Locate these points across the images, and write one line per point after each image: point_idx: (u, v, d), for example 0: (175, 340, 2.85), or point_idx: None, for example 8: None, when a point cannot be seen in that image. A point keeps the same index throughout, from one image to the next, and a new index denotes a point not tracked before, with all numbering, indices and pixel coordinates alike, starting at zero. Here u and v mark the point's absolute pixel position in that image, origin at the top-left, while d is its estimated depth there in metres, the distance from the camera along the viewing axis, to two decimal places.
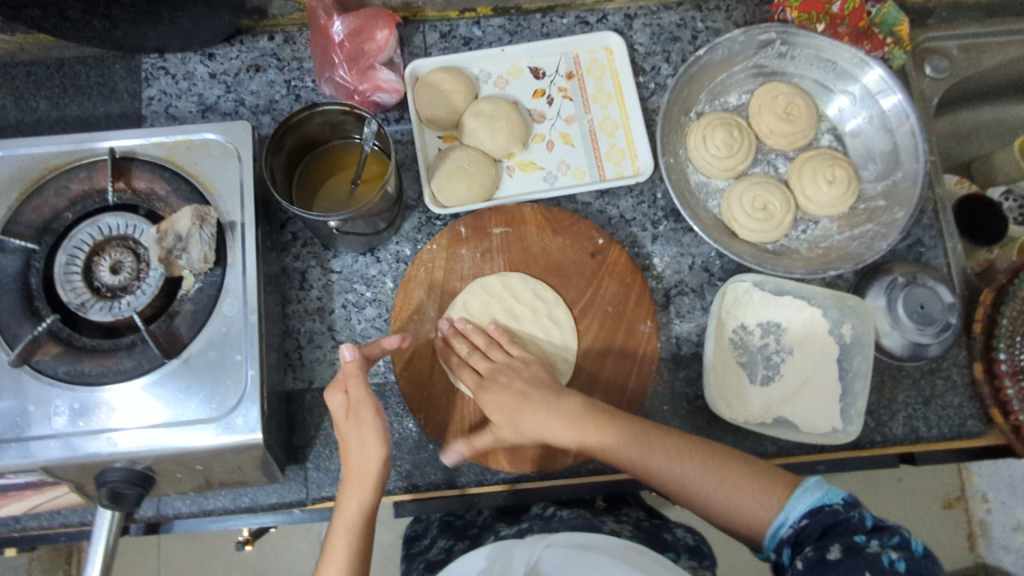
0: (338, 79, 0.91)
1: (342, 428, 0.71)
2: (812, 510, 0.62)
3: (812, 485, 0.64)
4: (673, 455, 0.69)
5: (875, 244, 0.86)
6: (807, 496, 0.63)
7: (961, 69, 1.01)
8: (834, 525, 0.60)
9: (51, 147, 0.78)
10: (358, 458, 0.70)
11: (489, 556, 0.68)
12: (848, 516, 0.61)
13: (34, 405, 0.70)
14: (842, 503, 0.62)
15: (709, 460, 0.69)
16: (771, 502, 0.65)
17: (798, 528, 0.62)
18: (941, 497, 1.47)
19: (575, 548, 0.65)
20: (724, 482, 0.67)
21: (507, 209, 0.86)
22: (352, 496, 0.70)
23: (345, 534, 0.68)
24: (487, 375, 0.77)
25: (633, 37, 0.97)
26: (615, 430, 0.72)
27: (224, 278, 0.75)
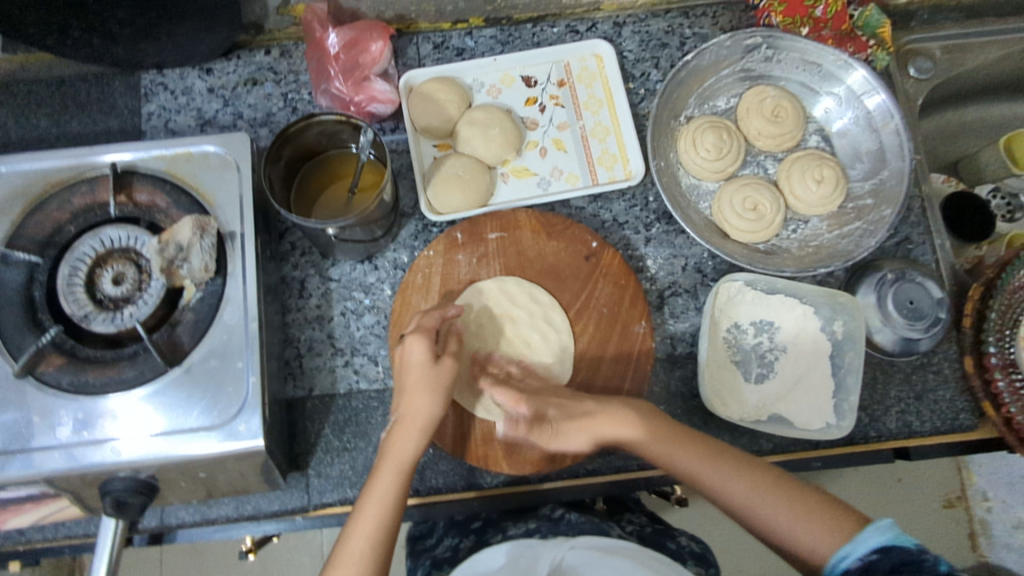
0: (334, 91, 0.93)
1: (414, 379, 0.73)
2: (883, 548, 0.60)
3: (885, 525, 0.62)
4: (737, 474, 0.70)
5: (863, 242, 0.88)
6: (882, 534, 0.61)
7: (944, 70, 1.03)
8: (904, 564, 0.58)
9: (54, 163, 0.80)
10: (423, 406, 0.72)
11: (509, 553, 0.72)
12: (921, 558, 0.58)
13: (38, 417, 0.71)
14: (915, 547, 0.59)
15: (780, 485, 0.69)
16: (840, 534, 0.64)
17: (866, 563, 0.60)
18: (941, 496, 1.48)
19: (598, 550, 0.68)
20: (793, 508, 0.67)
21: (502, 214, 0.88)
22: (407, 438, 0.72)
23: (393, 475, 0.69)
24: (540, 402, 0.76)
25: (622, 44, 0.99)
26: (688, 444, 0.72)
27: (224, 288, 0.77)
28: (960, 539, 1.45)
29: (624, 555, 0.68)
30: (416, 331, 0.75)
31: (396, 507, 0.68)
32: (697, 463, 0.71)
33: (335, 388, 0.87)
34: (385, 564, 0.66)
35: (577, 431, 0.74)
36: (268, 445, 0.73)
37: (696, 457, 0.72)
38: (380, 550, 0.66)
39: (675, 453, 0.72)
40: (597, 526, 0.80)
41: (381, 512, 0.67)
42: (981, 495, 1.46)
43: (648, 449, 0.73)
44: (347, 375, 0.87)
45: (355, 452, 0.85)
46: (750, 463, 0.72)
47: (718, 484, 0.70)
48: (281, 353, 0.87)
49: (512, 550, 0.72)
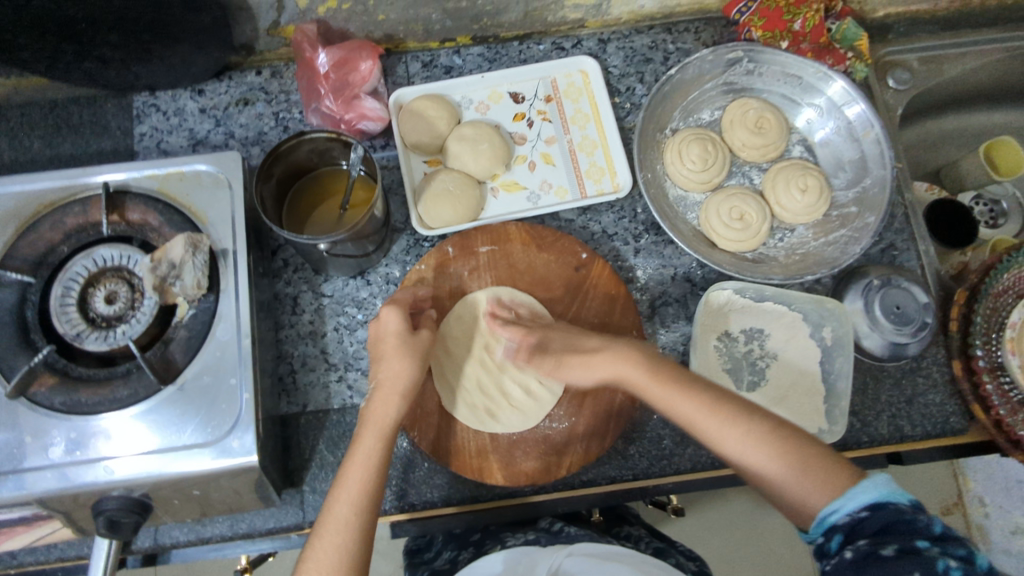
0: (324, 109, 0.94)
1: (390, 346, 0.76)
2: (875, 504, 0.59)
3: (880, 481, 0.60)
4: (733, 424, 0.67)
5: (849, 249, 0.89)
6: (874, 489, 0.60)
7: (922, 80, 1.05)
8: (897, 524, 0.57)
9: (47, 184, 0.80)
10: (400, 368, 0.75)
11: (506, 561, 0.76)
12: (915, 520, 0.57)
13: (31, 437, 0.71)
14: (908, 504, 0.58)
15: (777, 432, 0.66)
16: (834, 489, 0.62)
17: (855, 519, 0.59)
18: (939, 503, 1.48)
19: (596, 557, 0.72)
20: (783, 459, 0.65)
21: (493, 227, 0.89)
22: (384, 402, 0.74)
23: (376, 437, 0.71)
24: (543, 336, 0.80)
25: (608, 60, 1.01)
26: (687, 387, 0.71)
27: (217, 304, 0.77)
28: None
29: (621, 561, 0.72)
30: (391, 304, 0.79)
31: (379, 470, 0.70)
32: (690, 410, 0.70)
33: (329, 404, 0.87)
34: (370, 531, 0.67)
35: (596, 364, 0.75)
36: (262, 461, 0.73)
37: (694, 403, 0.70)
38: (364, 513, 0.67)
39: (670, 401, 0.71)
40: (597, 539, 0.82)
41: (364, 475, 0.69)
42: (978, 501, 1.46)
43: (645, 393, 0.73)
44: (341, 390, 0.88)
45: None
46: (745, 408, 0.69)
47: (713, 429, 0.68)
48: (275, 369, 0.87)
49: (511, 558, 0.76)
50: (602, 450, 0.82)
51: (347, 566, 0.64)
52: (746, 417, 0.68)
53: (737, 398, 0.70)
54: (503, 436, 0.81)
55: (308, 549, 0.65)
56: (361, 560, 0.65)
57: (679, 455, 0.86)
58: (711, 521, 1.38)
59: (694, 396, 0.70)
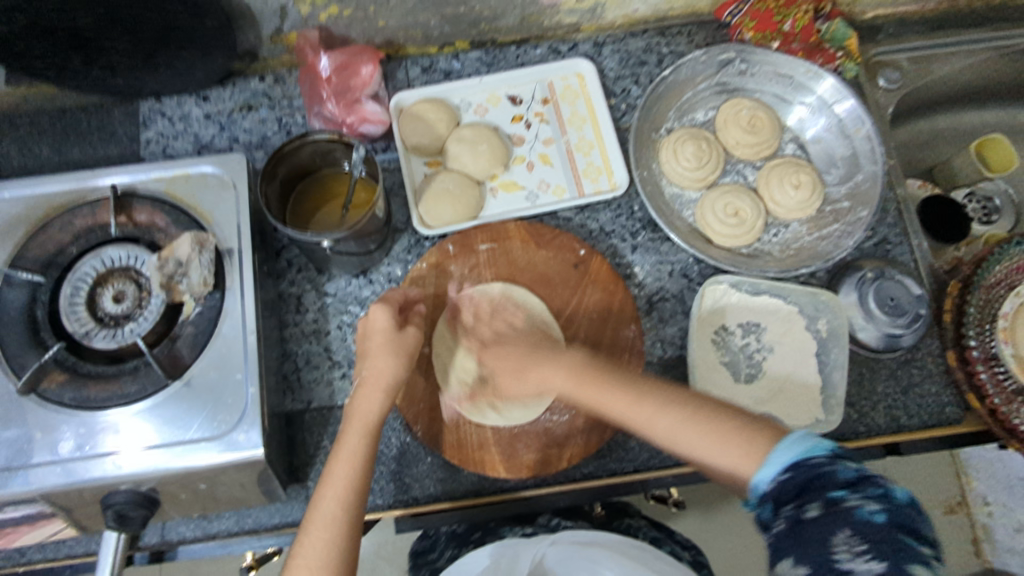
0: (326, 113, 0.96)
1: (377, 343, 0.78)
2: (796, 463, 0.60)
3: (798, 438, 0.61)
4: (657, 405, 0.70)
5: (842, 243, 0.91)
6: (791, 449, 0.61)
7: (912, 79, 1.07)
8: (815, 478, 0.58)
9: (57, 186, 0.82)
10: (383, 366, 0.76)
11: (493, 554, 0.80)
12: (829, 470, 0.58)
13: (41, 433, 0.72)
14: (826, 456, 0.59)
15: (698, 414, 0.68)
16: (755, 456, 0.62)
17: (779, 482, 0.60)
18: (943, 503, 1.47)
19: (575, 543, 0.79)
20: (709, 434, 0.66)
21: (492, 226, 0.91)
22: (367, 397, 0.75)
23: (360, 434, 0.73)
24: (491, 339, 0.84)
25: (603, 62, 1.03)
26: (612, 383, 0.73)
27: (223, 301, 0.79)
28: (964, 545, 1.45)
29: (600, 544, 0.79)
30: (380, 302, 0.81)
31: (364, 466, 0.71)
32: (619, 406, 0.71)
33: (333, 400, 0.88)
34: (358, 525, 0.69)
35: (531, 378, 0.78)
36: (267, 455, 0.75)
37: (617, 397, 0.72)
38: (352, 508, 0.68)
39: (594, 395, 0.73)
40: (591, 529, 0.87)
41: (350, 471, 0.70)
42: (981, 500, 1.46)
43: (577, 400, 0.75)
44: (345, 387, 0.89)
45: None
46: (670, 394, 0.71)
47: (640, 421, 0.70)
48: (280, 367, 0.88)
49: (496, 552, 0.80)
50: (603, 441, 0.83)
51: (332, 561, 0.65)
52: (668, 404, 0.69)
53: (661, 387, 0.72)
54: (504, 429, 0.83)
55: (296, 545, 0.66)
56: (351, 554, 0.66)
57: None
58: (715, 520, 1.38)
59: (626, 390, 0.72)
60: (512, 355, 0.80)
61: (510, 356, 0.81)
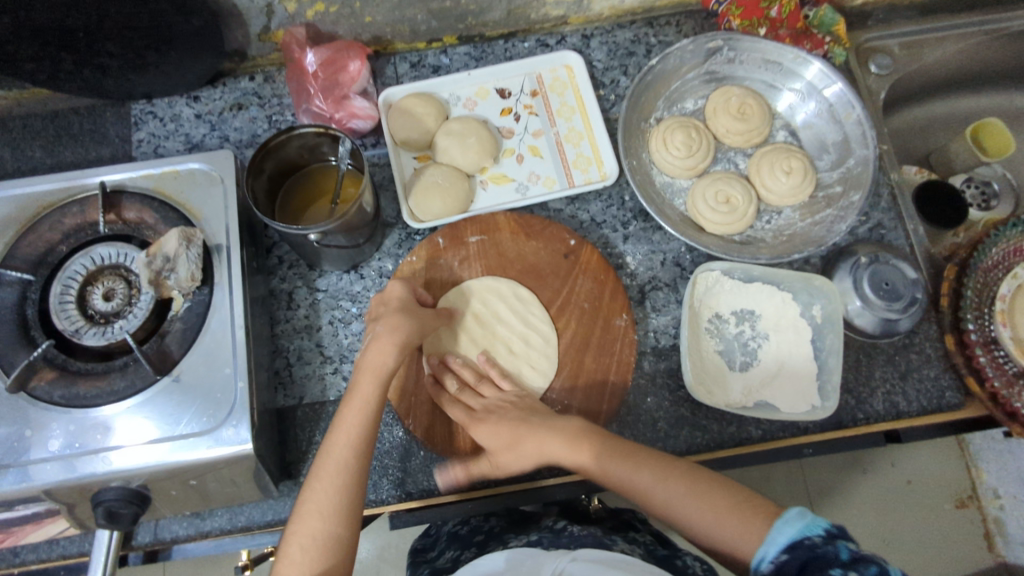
0: (314, 109, 0.96)
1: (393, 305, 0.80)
2: (791, 544, 0.59)
3: (794, 516, 0.61)
4: (677, 481, 0.71)
5: (835, 227, 0.90)
6: (789, 527, 0.60)
7: (903, 65, 1.06)
8: (810, 559, 0.57)
9: (47, 186, 0.83)
10: (398, 323, 0.77)
11: (510, 560, 0.72)
12: (826, 549, 0.57)
13: (31, 431, 0.72)
14: (821, 535, 0.58)
15: (708, 500, 0.68)
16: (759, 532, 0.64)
17: (777, 564, 0.60)
18: (952, 496, 1.45)
19: (600, 562, 0.67)
20: (723, 511, 0.67)
21: (482, 218, 0.90)
22: (378, 349, 0.76)
23: (371, 381, 0.74)
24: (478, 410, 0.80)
25: (591, 54, 1.03)
26: (634, 456, 0.73)
27: (212, 297, 0.79)
28: (975, 539, 1.42)
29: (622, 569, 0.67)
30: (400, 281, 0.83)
31: (374, 416, 0.72)
32: (645, 481, 0.71)
33: (326, 396, 0.88)
34: (366, 470, 0.70)
35: (527, 448, 0.76)
36: (257, 449, 0.74)
37: (645, 475, 0.72)
38: (362, 453, 0.70)
39: (619, 468, 0.73)
40: (603, 543, 0.77)
41: (361, 417, 0.72)
42: (992, 493, 1.43)
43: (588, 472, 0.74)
44: (337, 382, 0.89)
45: None
46: (690, 474, 0.71)
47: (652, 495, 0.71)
48: (271, 363, 0.88)
49: (514, 558, 0.72)
50: None
51: (344, 501, 0.66)
52: (676, 479, 0.71)
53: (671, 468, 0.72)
54: None
55: (307, 485, 0.68)
56: (360, 497, 0.68)
57: (675, 437, 0.85)
58: None
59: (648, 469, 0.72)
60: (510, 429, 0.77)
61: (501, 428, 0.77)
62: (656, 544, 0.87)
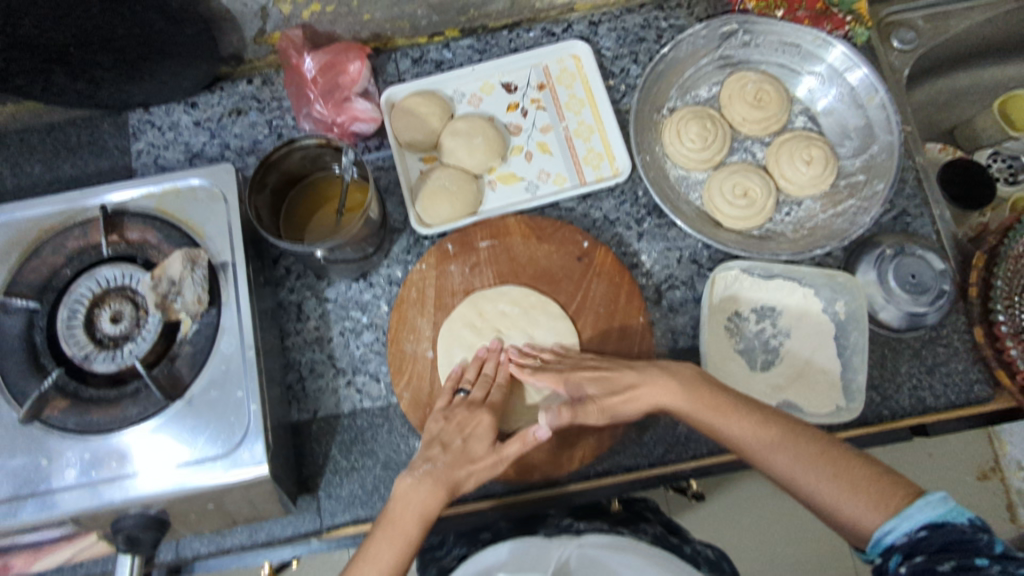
0: (315, 114, 0.94)
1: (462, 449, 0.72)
2: (934, 524, 0.56)
3: (938, 499, 0.57)
4: (766, 429, 0.68)
5: (858, 220, 0.87)
6: (932, 508, 0.57)
7: (928, 39, 1.01)
8: (959, 543, 0.55)
9: (47, 209, 0.81)
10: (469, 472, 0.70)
11: (512, 549, 0.68)
12: (971, 537, 0.55)
13: (47, 460, 0.72)
14: (969, 523, 0.56)
15: (840, 467, 0.63)
16: (886, 505, 0.60)
17: (913, 539, 0.57)
18: (975, 468, 1.37)
19: (606, 548, 0.68)
20: (841, 477, 0.63)
21: (491, 221, 0.88)
22: (425, 486, 0.68)
23: (385, 537, 0.65)
24: (565, 387, 0.77)
25: (599, 42, 0.99)
26: (730, 408, 0.70)
27: (219, 318, 0.77)
28: (998, 510, 1.34)
29: (633, 550, 0.67)
30: (479, 408, 0.76)
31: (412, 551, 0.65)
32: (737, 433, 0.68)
33: (340, 409, 0.87)
34: None
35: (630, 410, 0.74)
36: (274, 471, 0.74)
37: (744, 426, 0.68)
38: None
39: (710, 419, 0.70)
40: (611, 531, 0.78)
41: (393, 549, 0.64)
42: (1016, 465, 1.35)
43: (690, 416, 0.71)
44: (351, 395, 0.88)
45: (364, 470, 0.85)
46: (794, 431, 0.67)
47: (765, 453, 0.67)
48: (283, 377, 0.87)
49: (518, 547, 0.68)
50: (615, 440, 0.80)
51: None
52: (792, 441, 0.66)
53: (773, 411, 0.70)
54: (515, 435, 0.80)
55: None
56: None
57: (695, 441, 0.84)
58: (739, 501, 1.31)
59: (744, 418, 0.69)
60: (603, 385, 0.75)
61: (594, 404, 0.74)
62: (667, 533, 0.87)
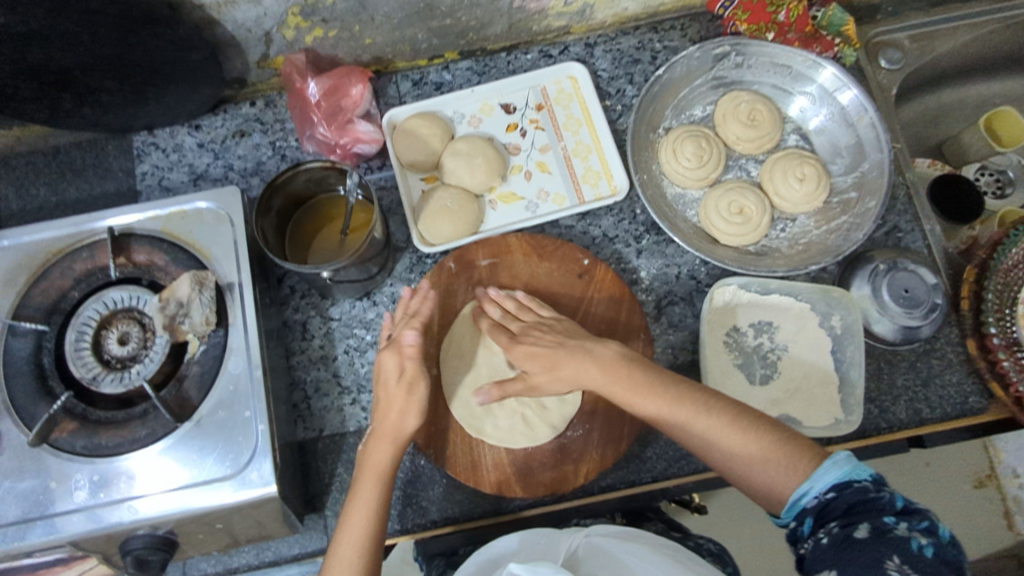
0: (319, 137, 0.95)
1: (387, 395, 0.74)
2: (840, 485, 0.60)
3: (842, 460, 0.62)
4: (676, 406, 0.70)
5: (851, 236, 0.89)
6: (833, 472, 0.61)
7: (914, 58, 1.04)
8: (862, 502, 0.58)
9: (55, 232, 0.82)
10: (401, 415, 0.72)
11: (524, 539, 0.73)
12: (880, 496, 0.58)
13: (55, 482, 0.73)
14: (870, 481, 0.60)
15: (751, 432, 0.67)
16: (800, 472, 0.63)
17: (822, 502, 0.60)
18: (972, 476, 1.34)
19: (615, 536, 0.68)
20: (755, 444, 0.66)
21: (493, 240, 0.89)
22: (385, 448, 0.72)
23: (372, 482, 0.71)
24: (520, 333, 0.79)
25: (596, 63, 1.01)
26: (647, 389, 0.72)
27: (227, 338, 0.78)
28: (994, 519, 1.32)
29: (641, 542, 0.67)
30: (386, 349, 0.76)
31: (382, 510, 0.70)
32: (653, 408, 0.71)
33: (345, 427, 0.88)
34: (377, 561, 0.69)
35: (564, 370, 0.75)
36: (282, 490, 0.74)
37: (656, 403, 0.71)
38: (368, 546, 0.67)
39: (629, 396, 0.73)
40: None
41: (368, 511, 0.69)
42: (1011, 473, 1.33)
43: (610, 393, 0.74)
44: (356, 412, 0.88)
45: None
46: (710, 401, 0.70)
47: (683, 423, 0.70)
48: (289, 396, 0.88)
49: (528, 537, 0.73)
50: (619, 455, 0.81)
51: None
52: (706, 407, 0.69)
53: (690, 386, 0.72)
54: (518, 448, 0.81)
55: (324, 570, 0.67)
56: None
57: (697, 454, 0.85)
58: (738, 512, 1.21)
59: (660, 391, 0.72)
60: (545, 350, 0.76)
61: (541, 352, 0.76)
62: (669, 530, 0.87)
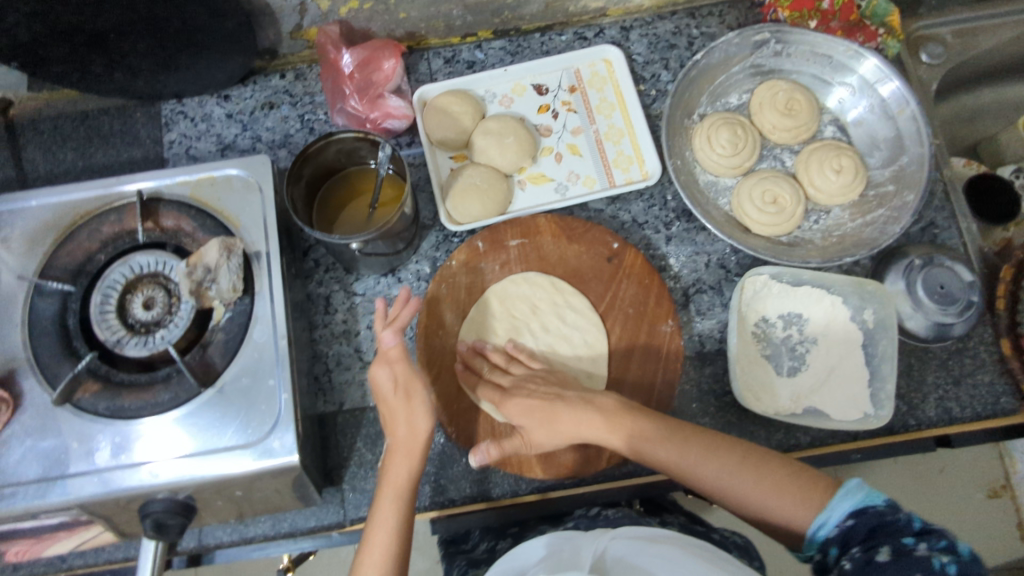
0: (350, 110, 0.95)
1: (389, 409, 0.73)
2: (856, 511, 0.60)
3: (855, 487, 0.62)
4: (688, 449, 0.70)
5: (888, 229, 0.87)
6: (851, 496, 0.61)
7: (956, 54, 1.03)
8: (880, 524, 0.57)
9: (84, 194, 0.82)
10: (418, 428, 0.72)
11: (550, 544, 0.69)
12: (894, 518, 0.57)
13: (77, 442, 0.72)
14: (886, 504, 0.59)
15: (762, 468, 0.68)
16: (811, 502, 0.64)
17: (843, 528, 0.60)
18: (984, 485, 1.30)
19: (640, 539, 0.64)
20: (764, 481, 0.67)
21: (522, 220, 0.88)
22: (401, 464, 0.71)
23: (393, 500, 0.70)
24: (511, 387, 0.78)
25: (631, 47, 1.00)
26: (655, 433, 0.71)
27: (253, 306, 0.77)
28: (1011, 531, 1.28)
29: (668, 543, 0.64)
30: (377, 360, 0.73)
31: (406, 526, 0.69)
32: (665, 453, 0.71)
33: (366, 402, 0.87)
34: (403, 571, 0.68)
35: (560, 427, 0.74)
36: (303, 460, 0.74)
37: (667, 447, 0.71)
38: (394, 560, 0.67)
39: (641, 441, 0.72)
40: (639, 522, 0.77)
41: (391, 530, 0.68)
42: None
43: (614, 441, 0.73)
44: None
45: None
46: (718, 442, 0.70)
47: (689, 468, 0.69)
48: (311, 369, 0.87)
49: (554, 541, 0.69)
50: None
51: None
52: (718, 449, 0.70)
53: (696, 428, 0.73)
54: None
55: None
56: None
57: None
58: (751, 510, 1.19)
59: (668, 441, 0.71)
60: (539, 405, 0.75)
61: (528, 406, 0.75)
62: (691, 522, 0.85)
